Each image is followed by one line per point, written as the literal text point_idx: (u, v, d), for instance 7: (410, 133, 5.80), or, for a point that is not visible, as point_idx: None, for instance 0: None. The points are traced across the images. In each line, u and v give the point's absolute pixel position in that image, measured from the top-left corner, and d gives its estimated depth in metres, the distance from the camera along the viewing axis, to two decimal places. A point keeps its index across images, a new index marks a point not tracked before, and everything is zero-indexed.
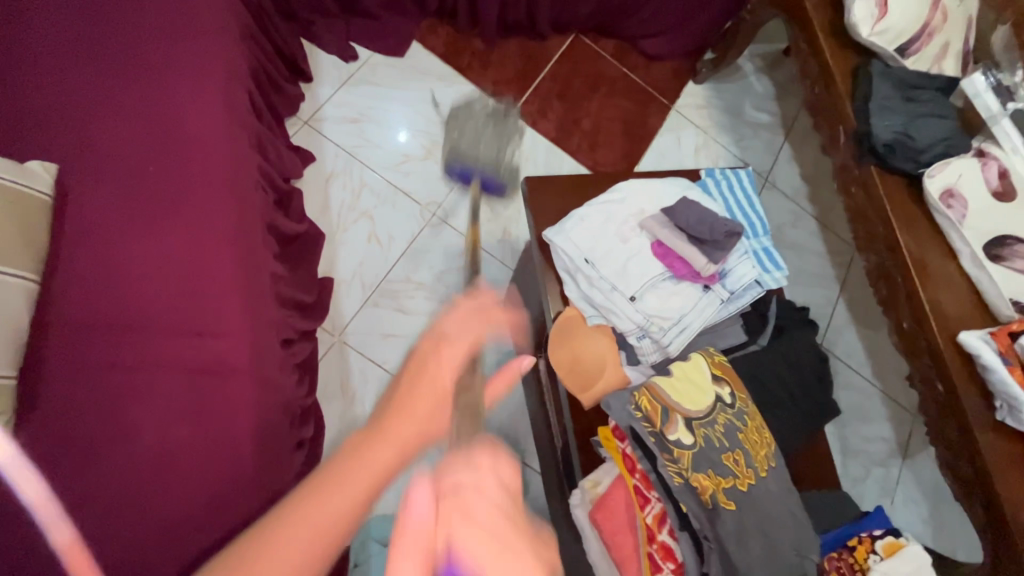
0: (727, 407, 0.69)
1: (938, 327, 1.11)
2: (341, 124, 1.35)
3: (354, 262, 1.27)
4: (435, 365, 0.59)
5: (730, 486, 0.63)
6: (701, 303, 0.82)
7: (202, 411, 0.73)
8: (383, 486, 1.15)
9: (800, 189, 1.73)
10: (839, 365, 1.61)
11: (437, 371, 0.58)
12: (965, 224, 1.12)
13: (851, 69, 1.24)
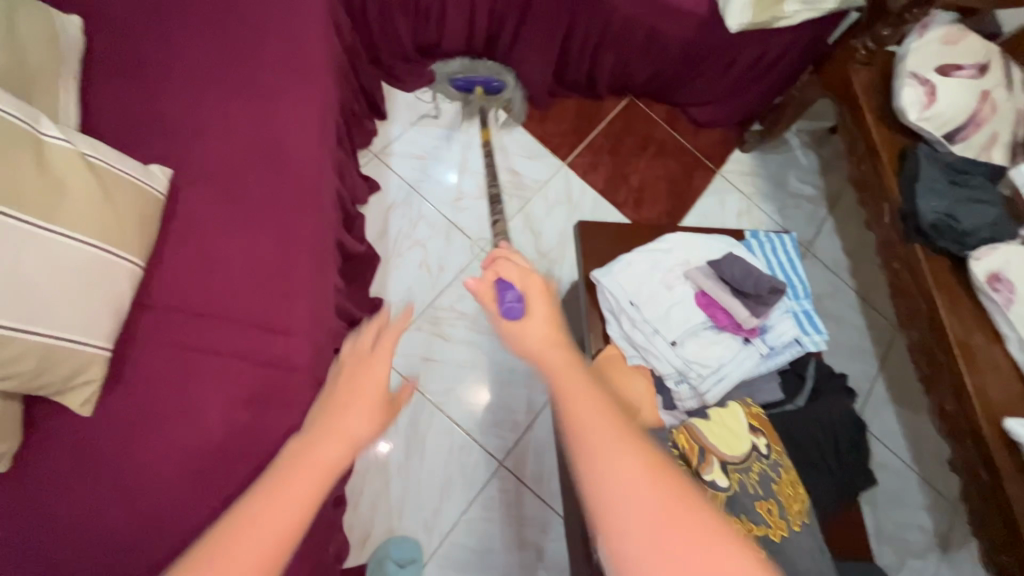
0: (761, 456, 0.70)
1: (982, 411, 1.09)
2: (406, 159, 1.46)
3: (404, 286, 1.34)
4: (366, 371, 0.69)
5: (762, 534, 0.64)
6: (740, 355, 0.84)
7: (266, 401, 0.79)
8: (406, 507, 1.17)
9: (840, 260, 1.74)
10: (875, 442, 1.57)
11: (370, 375, 0.69)
12: (1012, 309, 1.12)
13: (898, 150, 1.28)
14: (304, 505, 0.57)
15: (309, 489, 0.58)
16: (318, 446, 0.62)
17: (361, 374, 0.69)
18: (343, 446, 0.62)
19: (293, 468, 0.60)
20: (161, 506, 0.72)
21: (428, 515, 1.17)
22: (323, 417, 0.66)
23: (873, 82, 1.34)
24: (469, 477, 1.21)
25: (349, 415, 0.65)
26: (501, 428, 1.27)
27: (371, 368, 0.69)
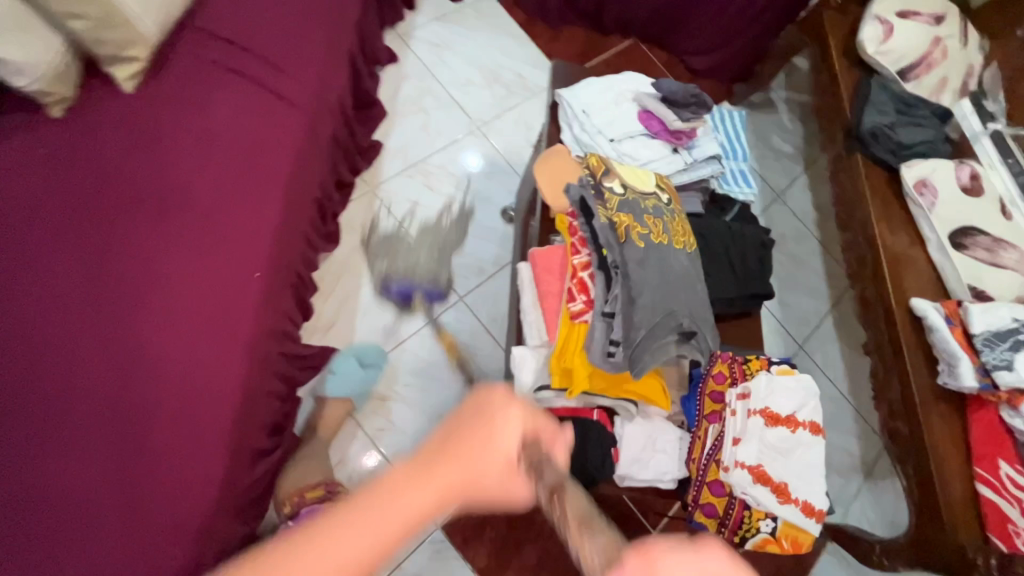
0: (659, 198, 0.84)
1: (895, 294, 1.20)
2: (425, 44, 1.65)
3: (403, 140, 1.51)
4: (481, 426, 0.44)
5: (644, 232, 0.77)
6: (666, 157, 1.00)
7: (265, 122, 0.96)
8: (369, 312, 1.32)
9: (808, 212, 1.87)
10: (816, 370, 1.66)
11: (483, 431, 0.44)
12: (934, 212, 1.24)
13: (855, 81, 1.44)
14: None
15: (397, 521, 0.38)
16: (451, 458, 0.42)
17: (465, 443, 0.43)
18: (402, 537, 0.38)
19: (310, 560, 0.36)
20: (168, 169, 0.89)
21: (389, 323, 1.32)
22: (385, 480, 0.40)
23: (843, 26, 1.51)
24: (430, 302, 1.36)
25: (473, 441, 0.43)
26: (467, 270, 1.42)
27: (485, 437, 0.44)
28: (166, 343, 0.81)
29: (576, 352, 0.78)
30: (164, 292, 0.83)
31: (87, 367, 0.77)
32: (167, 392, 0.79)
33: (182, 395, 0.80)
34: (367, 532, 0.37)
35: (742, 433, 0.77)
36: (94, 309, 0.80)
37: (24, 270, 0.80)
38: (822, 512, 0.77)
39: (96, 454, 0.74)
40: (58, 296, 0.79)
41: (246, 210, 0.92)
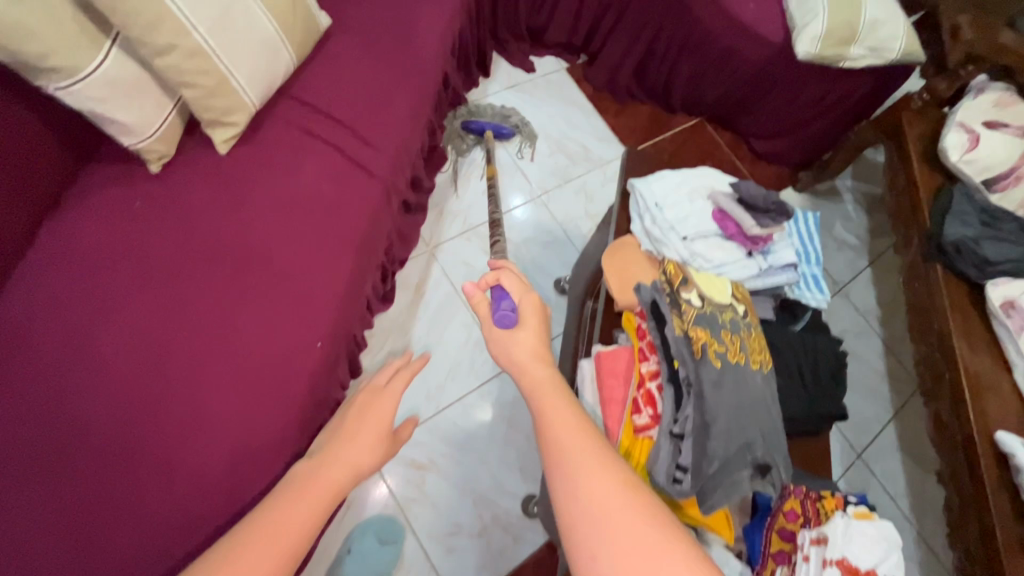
0: (735, 310, 0.81)
1: (977, 423, 1.11)
2: (496, 111, 1.70)
3: (465, 202, 1.53)
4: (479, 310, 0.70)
5: (721, 350, 0.74)
6: (740, 261, 0.96)
7: (347, 191, 0.99)
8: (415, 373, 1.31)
9: (871, 309, 1.79)
10: (875, 482, 1.54)
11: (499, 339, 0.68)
12: (1023, 336, 1.15)
13: (935, 187, 1.39)
14: (314, 511, 0.69)
15: (300, 521, 0.67)
16: (324, 469, 0.74)
17: (356, 419, 0.81)
18: (340, 475, 0.74)
19: (306, 483, 0.72)
20: (251, 232, 0.93)
21: (433, 387, 1.30)
22: (317, 457, 0.77)
23: (924, 130, 1.47)
24: (476, 368, 1.34)
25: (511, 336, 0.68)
26: None
27: (379, 401, 0.83)
28: (206, 456, 0.81)
29: (638, 469, 0.73)
30: (197, 421, 0.82)
31: (104, 498, 0.76)
32: (174, 535, 0.77)
33: (194, 536, 0.78)
34: (293, 523, 0.66)
35: None
36: (130, 429, 0.80)
37: (105, 325, 0.84)
38: None
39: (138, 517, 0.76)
40: (107, 404, 0.81)
41: (316, 274, 0.93)
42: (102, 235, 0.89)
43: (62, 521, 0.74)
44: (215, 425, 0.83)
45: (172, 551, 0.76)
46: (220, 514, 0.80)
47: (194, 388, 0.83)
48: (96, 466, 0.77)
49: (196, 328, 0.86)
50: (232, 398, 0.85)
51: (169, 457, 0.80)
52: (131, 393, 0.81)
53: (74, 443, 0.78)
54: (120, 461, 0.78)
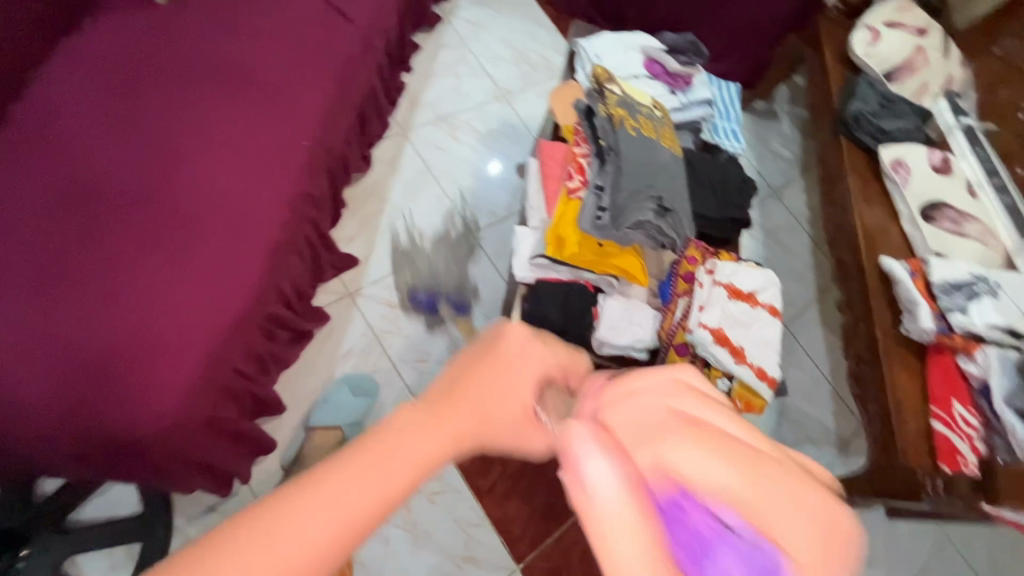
0: (652, 109, 0.99)
1: (867, 255, 1.32)
2: (464, 22, 1.86)
3: (436, 96, 1.69)
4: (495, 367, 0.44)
5: (635, 125, 0.91)
6: (663, 97, 1.15)
7: (326, 32, 1.13)
8: (389, 232, 1.46)
9: (800, 209, 2.00)
10: (798, 348, 1.74)
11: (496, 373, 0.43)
12: (907, 186, 1.36)
13: (845, 79, 1.59)
14: (377, 500, 0.33)
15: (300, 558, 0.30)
16: (403, 428, 0.36)
17: (476, 377, 0.43)
18: (423, 452, 0.36)
19: (414, 417, 0.37)
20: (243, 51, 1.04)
21: (406, 244, 1.46)
22: (425, 401, 0.40)
23: (837, 35, 1.68)
24: (444, 231, 1.50)
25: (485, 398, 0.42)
26: (481, 211, 1.56)
27: (501, 379, 0.43)
28: (211, 218, 0.90)
29: (569, 220, 0.91)
30: (170, 196, 0.88)
31: (120, 240, 0.84)
32: (180, 281, 0.84)
33: (202, 281, 0.86)
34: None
35: (707, 301, 0.88)
36: (104, 197, 0.86)
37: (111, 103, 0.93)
38: (774, 380, 0.87)
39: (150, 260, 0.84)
40: (116, 165, 0.89)
41: (302, 93, 1.06)
42: (101, 45, 0.98)
43: (82, 256, 0.82)
44: (189, 194, 0.90)
45: (153, 296, 0.82)
46: (202, 268, 0.87)
47: (172, 167, 0.90)
48: (77, 231, 0.83)
49: (175, 119, 0.94)
50: (208, 174, 0.92)
51: (145, 219, 0.86)
52: (108, 170, 0.88)
53: (90, 194, 0.86)
54: (99, 228, 0.83)
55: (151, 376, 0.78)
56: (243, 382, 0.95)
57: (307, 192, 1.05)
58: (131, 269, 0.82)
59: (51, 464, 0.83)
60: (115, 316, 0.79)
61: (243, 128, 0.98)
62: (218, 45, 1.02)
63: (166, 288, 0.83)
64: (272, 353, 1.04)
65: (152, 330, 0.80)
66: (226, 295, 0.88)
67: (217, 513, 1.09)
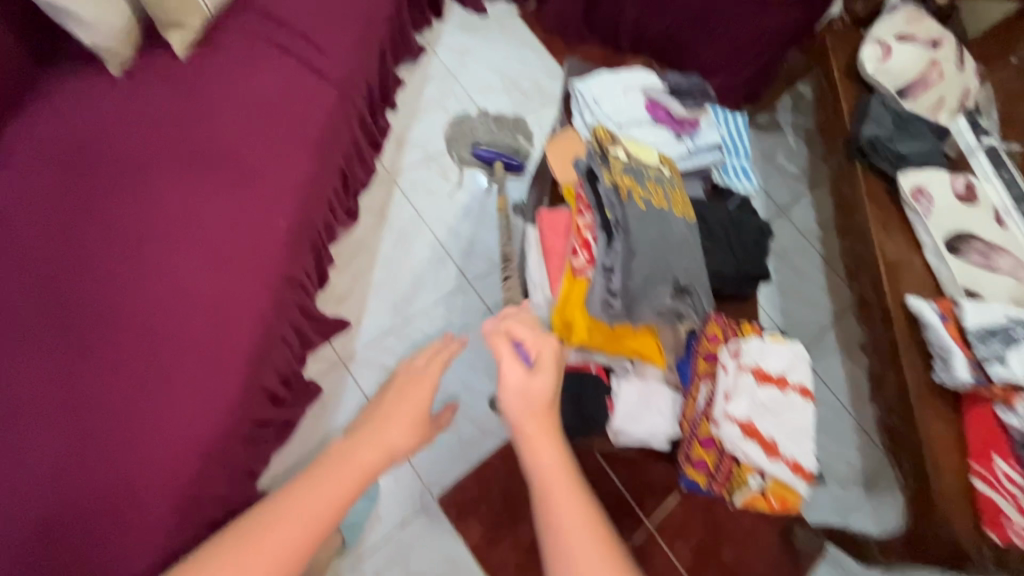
0: (662, 169, 0.90)
1: (892, 294, 1.23)
2: (450, 51, 1.76)
3: (424, 134, 1.60)
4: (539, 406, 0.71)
5: (645, 195, 0.82)
6: (670, 144, 1.06)
7: (301, 93, 1.03)
8: (381, 288, 1.37)
9: (811, 228, 1.91)
10: (817, 379, 1.66)
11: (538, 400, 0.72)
12: (930, 217, 1.27)
13: (855, 98, 1.50)
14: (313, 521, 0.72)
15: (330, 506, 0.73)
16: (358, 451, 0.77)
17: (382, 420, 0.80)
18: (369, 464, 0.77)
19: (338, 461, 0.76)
20: (210, 122, 0.95)
21: (400, 300, 1.37)
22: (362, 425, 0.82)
23: (845, 49, 1.59)
24: (439, 283, 1.41)
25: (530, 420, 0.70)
26: (478, 257, 1.47)
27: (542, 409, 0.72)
28: (185, 326, 0.83)
29: (577, 305, 0.82)
30: (139, 309, 0.82)
31: (88, 368, 0.78)
32: (153, 407, 0.78)
33: (177, 404, 0.80)
34: (314, 508, 0.72)
35: (733, 389, 0.79)
36: (65, 331, 0.79)
37: (70, 208, 0.85)
38: (811, 473, 0.78)
39: (121, 386, 0.78)
40: (81, 279, 0.82)
41: (279, 165, 0.97)
42: (57, 135, 0.90)
43: (50, 387, 0.77)
44: (156, 316, 0.82)
45: (129, 437, 0.77)
46: (174, 399, 0.80)
47: (140, 279, 0.83)
48: (43, 362, 0.78)
49: (139, 224, 0.86)
50: (178, 285, 0.84)
51: (109, 352, 0.79)
52: (68, 301, 0.81)
53: (55, 316, 0.80)
54: (66, 354, 0.78)
55: (123, 534, 0.73)
56: (229, 497, 0.88)
57: (290, 274, 0.97)
58: (96, 413, 0.77)
59: None
60: (88, 455, 0.75)
61: (213, 216, 0.89)
62: (184, 121, 0.94)
63: (134, 432, 0.77)
64: (259, 450, 0.96)
65: (129, 470, 0.75)
66: (200, 426, 0.80)
67: None
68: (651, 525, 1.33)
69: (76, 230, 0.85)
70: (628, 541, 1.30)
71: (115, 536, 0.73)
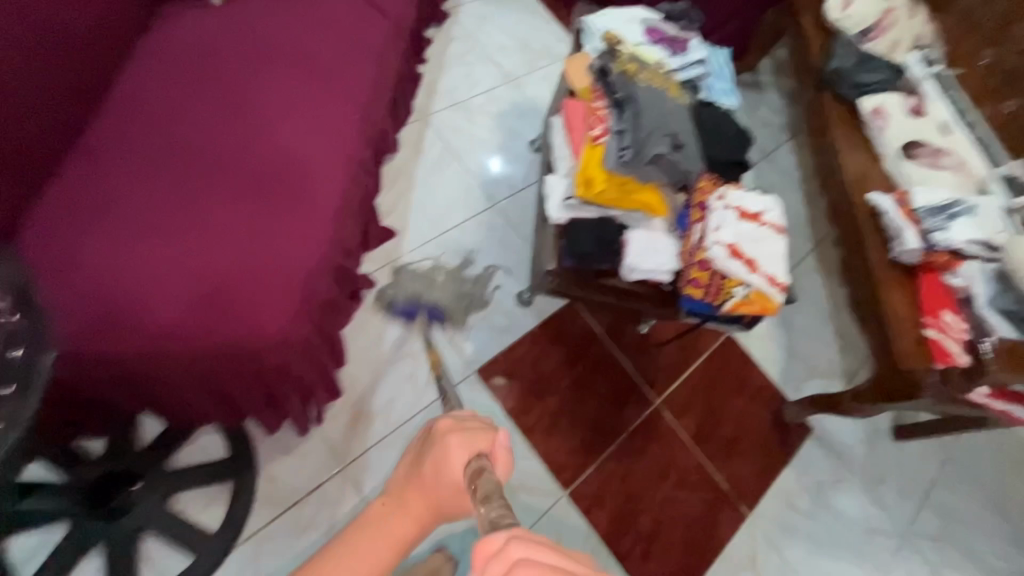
0: (658, 66, 1.15)
1: (857, 192, 1.46)
2: (470, 17, 2.00)
3: (450, 85, 1.83)
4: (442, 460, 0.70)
5: (644, 77, 1.07)
6: (665, 60, 1.29)
7: (365, 16, 1.25)
8: (420, 205, 1.59)
9: (792, 170, 2.14)
10: (802, 294, 1.87)
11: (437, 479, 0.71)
12: (887, 131, 1.50)
13: (824, 42, 1.74)
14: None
15: None
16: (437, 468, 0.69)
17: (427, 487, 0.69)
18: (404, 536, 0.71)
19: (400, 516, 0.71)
20: (296, 30, 1.16)
21: (439, 216, 1.59)
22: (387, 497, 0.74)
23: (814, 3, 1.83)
24: (469, 203, 1.64)
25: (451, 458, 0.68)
26: (501, 184, 1.70)
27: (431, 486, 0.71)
28: (290, 172, 1.02)
29: (596, 163, 1.04)
30: (253, 155, 1.01)
31: (216, 194, 0.96)
32: (270, 227, 0.96)
33: (288, 226, 0.98)
34: None
35: (720, 222, 1.02)
36: (197, 166, 0.97)
37: (197, 82, 1.05)
38: (784, 284, 1.00)
39: (243, 209, 0.96)
40: (206, 132, 1.00)
41: (351, 69, 1.17)
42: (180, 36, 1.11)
43: (187, 207, 0.94)
44: (272, 156, 1.02)
45: (253, 246, 0.94)
46: (286, 219, 0.98)
47: (252, 134, 1.03)
48: (180, 187, 0.95)
49: (248, 95, 1.06)
50: (282, 143, 1.04)
51: (232, 181, 0.98)
52: (199, 144, 0.99)
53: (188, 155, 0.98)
54: (198, 184, 0.96)
55: (254, 316, 0.90)
56: (328, 314, 1.07)
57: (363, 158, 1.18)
58: (226, 225, 0.94)
59: (178, 389, 0.96)
60: (221, 256, 0.92)
61: (305, 97, 1.10)
62: (275, 30, 1.15)
63: (266, 234, 0.96)
64: (344, 295, 1.16)
65: (254, 269, 0.92)
66: (313, 238, 0.99)
67: (296, 455, 1.22)
68: (659, 402, 1.53)
69: (195, 98, 1.04)
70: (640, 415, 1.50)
71: (252, 312, 0.90)
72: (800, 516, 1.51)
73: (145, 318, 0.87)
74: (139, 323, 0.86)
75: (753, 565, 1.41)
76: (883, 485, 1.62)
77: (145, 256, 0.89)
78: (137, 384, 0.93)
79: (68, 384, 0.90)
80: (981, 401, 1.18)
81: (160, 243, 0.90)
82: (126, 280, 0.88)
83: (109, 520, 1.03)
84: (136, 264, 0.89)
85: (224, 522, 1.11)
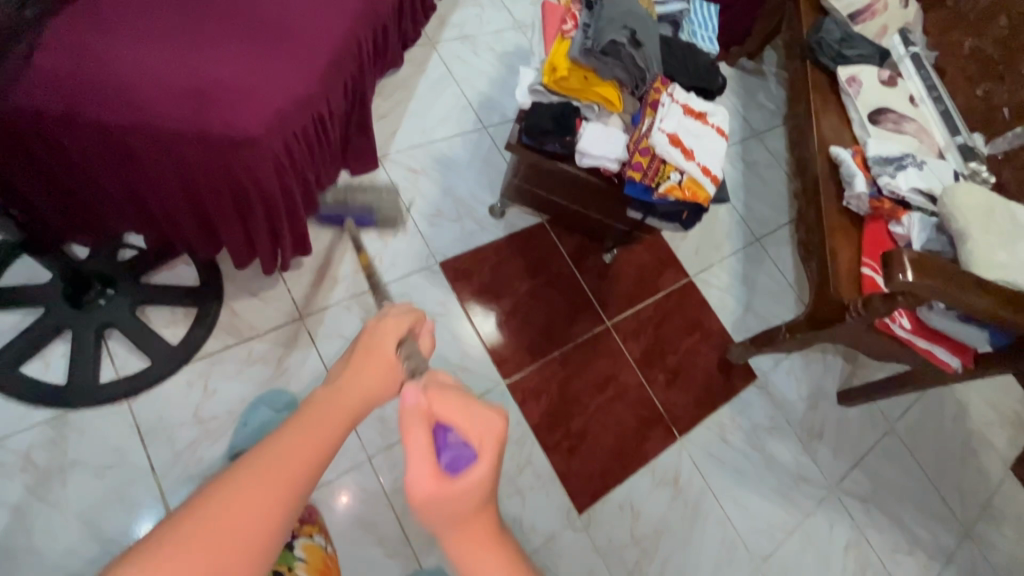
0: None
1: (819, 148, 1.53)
2: None
3: (461, 21, 1.95)
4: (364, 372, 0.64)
5: None
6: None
7: None
8: (412, 116, 1.71)
9: (779, 151, 2.22)
10: (769, 259, 1.93)
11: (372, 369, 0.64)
12: (859, 97, 1.58)
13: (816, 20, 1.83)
14: (276, 503, 0.49)
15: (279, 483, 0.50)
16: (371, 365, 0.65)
17: (370, 357, 0.65)
18: (354, 403, 0.61)
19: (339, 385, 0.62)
20: None
21: (429, 129, 1.71)
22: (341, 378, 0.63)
23: None
24: (461, 122, 1.75)
25: (376, 358, 0.65)
26: (494, 113, 1.81)
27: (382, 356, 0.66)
28: (293, 12, 1.09)
29: (562, 53, 1.14)
30: None
31: (222, 12, 1.03)
32: (266, 53, 1.04)
33: (283, 56, 1.05)
34: (265, 493, 0.49)
35: (666, 115, 1.14)
36: None
37: None
38: (716, 177, 1.13)
39: (244, 32, 1.03)
40: None
41: None
42: None
43: (191, 15, 1.00)
44: (273, 1, 1.08)
45: (247, 63, 1.01)
46: (283, 50, 1.06)
47: None
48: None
49: None
50: None
51: (238, 6, 1.05)
52: None
53: None
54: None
55: (236, 117, 0.96)
56: (307, 152, 1.15)
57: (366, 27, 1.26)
58: (225, 39, 1.01)
59: (156, 184, 1.02)
60: (216, 63, 0.98)
61: None
62: None
63: (257, 59, 1.02)
64: (327, 146, 1.24)
65: (245, 80, 0.99)
66: (305, 70, 1.07)
67: (260, 298, 1.32)
68: (609, 324, 1.61)
69: None
70: (588, 331, 1.58)
71: (236, 113, 0.97)
72: (730, 450, 1.56)
73: (134, 93, 0.92)
74: (126, 99, 0.91)
75: (674, 482, 1.47)
76: (819, 440, 1.67)
77: (141, 42, 0.95)
78: (116, 166, 0.98)
79: (51, 154, 0.96)
80: (901, 334, 1.28)
81: (159, 39, 0.96)
82: (119, 59, 0.92)
83: (80, 312, 1.16)
84: (132, 49, 0.94)
85: (183, 338, 1.22)
